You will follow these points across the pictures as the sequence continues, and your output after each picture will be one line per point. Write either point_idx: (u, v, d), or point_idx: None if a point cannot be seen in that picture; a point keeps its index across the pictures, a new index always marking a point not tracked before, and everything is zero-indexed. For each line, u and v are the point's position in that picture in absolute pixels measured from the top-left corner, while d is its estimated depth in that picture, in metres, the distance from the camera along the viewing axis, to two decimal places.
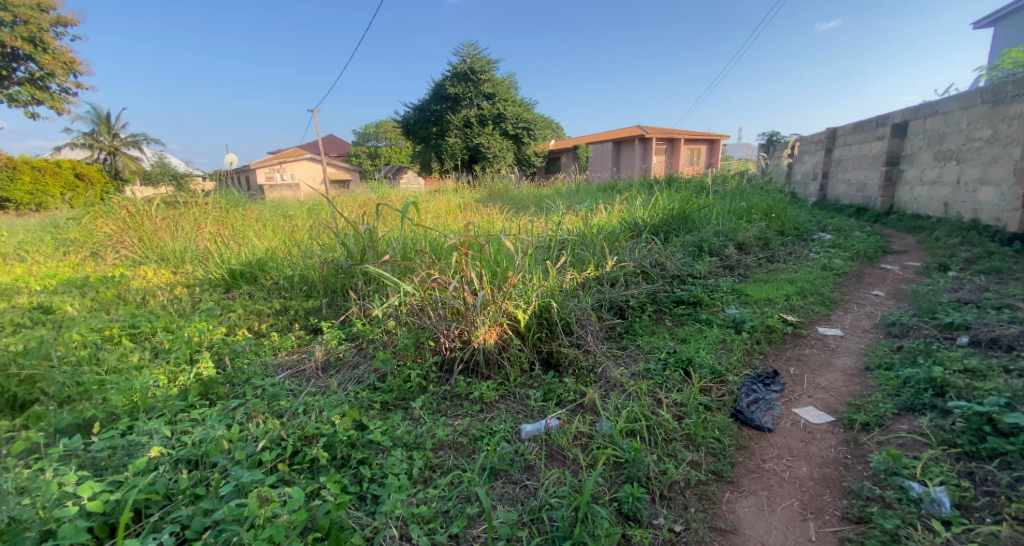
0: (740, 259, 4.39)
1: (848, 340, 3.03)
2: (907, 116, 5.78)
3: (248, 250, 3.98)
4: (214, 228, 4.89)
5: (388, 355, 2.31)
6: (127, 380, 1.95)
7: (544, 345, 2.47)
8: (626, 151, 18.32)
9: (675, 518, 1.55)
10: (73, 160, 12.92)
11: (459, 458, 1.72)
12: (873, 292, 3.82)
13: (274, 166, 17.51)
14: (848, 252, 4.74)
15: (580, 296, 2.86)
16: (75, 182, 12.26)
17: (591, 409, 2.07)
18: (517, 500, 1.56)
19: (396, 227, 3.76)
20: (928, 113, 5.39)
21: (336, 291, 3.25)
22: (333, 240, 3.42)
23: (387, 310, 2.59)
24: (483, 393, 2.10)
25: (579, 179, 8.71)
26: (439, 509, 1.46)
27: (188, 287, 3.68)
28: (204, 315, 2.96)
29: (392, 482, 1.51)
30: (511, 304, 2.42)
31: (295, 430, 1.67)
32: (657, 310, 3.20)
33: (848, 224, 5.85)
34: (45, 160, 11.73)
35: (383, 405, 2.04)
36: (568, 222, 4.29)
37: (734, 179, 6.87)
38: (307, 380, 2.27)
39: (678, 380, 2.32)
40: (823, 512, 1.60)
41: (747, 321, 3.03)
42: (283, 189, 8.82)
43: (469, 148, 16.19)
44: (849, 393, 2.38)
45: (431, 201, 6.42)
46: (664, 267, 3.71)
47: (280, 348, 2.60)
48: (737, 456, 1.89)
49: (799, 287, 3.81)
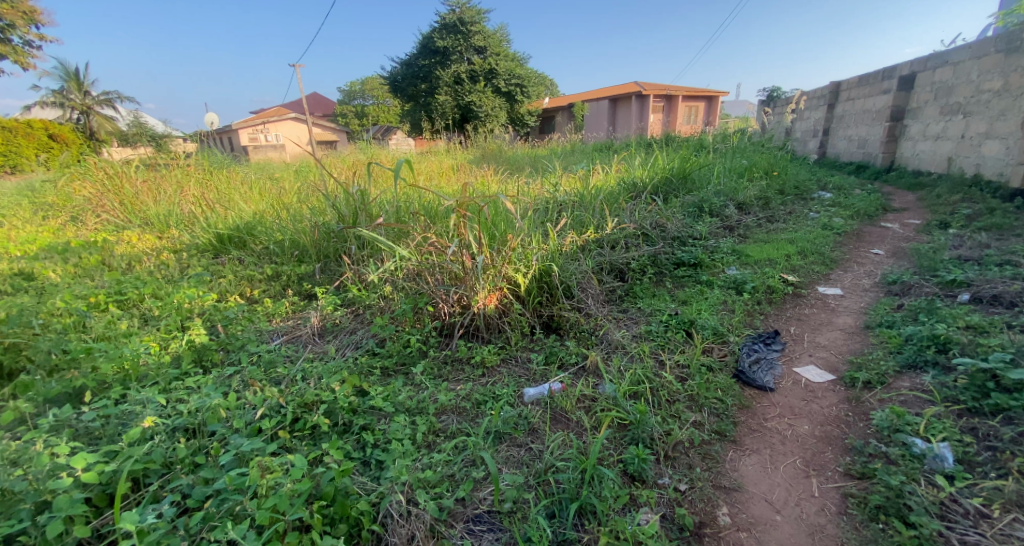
0: (740, 220, 4.33)
1: (847, 299, 3.03)
2: (915, 68, 5.60)
3: (235, 214, 3.85)
4: (199, 191, 4.71)
5: (385, 321, 2.26)
6: (116, 348, 1.89)
7: (545, 308, 2.43)
8: (622, 109, 17.84)
9: (680, 477, 1.55)
10: (46, 120, 12.38)
11: (463, 423, 1.70)
12: (873, 251, 3.81)
13: (257, 126, 16.90)
14: (848, 211, 4.70)
15: (580, 260, 2.80)
16: (48, 143, 11.80)
17: (594, 371, 2.05)
18: (522, 463, 1.55)
19: (388, 190, 3.64)
20: (937, 63, 5.22)
21: (329, 256, 3.16)
22: (324, 202, 3.30)
23: (383, 275, 2.52)
24: (483, 357, 2.08)
25: (575, 139, 8.49)
26: (444, 473, 1.44)
27: (175, 252, 3.57)
28: (193, 281, 2.87)
29: (397, 447, 1.49)
30: (510, 267, 2.35)
31: (294, 398, 1.64)
32: (657, 272, 3.16)
33: (848, 183, 5.77)
34: (16, 121, 11.21)
35: (382, 370, 2.01)
36: (566, 184, 4.17)
37: (734, 137, 6.72)
38: (304, 347, 2.23)
39: (680, 342, 2.31)
40: (826, 469, 1.62)
41: (748, 282, 3.01)
42: (270, 150, 8.53)
43: (460, 106, 15.67)
44: (849, 352, 2.39)
45: (423, 162, 6.24)
46: (664, 228, 3.65)
47: (274, 315, 2.54)
48: (738, 416, 1.90)
49: (799, 247, 3.79)
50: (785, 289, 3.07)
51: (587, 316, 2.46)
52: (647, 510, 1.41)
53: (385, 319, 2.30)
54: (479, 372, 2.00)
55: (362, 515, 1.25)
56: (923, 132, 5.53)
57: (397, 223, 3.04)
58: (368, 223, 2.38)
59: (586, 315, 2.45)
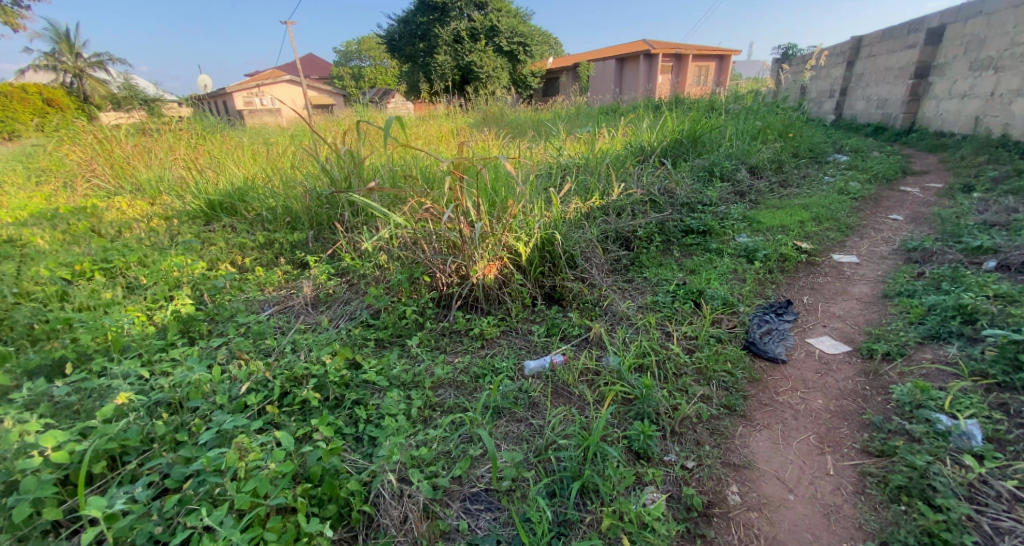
0: (752, 184, 4.14)
1: (864, 267, 2.91)
2: (945, 20, 5.25)
3: (226, 179, 3.70)
4: (189, 156, 4.54)
5: (380, 291, 2.16)
6: (98, 318, 1.80)
7: (547, 278, 2.32)
8: (629, 69, 17.17)
9: (688, 454, 1.48)
10: (37, 84, 12.03)
11: (461, 397, 1.63)
12: (891, 217, 3.65)
13: (252, 89, 16.40)
14: (865, 174, 4.50)
15: (584, 228, 2.66)
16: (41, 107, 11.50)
17: (598, 343, 1.96)
18: (522, 439, 1.48)
19: (384, 154, 3.47)
20: (971, 14, 4.87)
21: (323, 223, 3.03)
22: (316, 167, 3.15)
23: (378, 243, 2.41)
24: (482, 329, 1.99)
25: (580, 100, 8.16)
26: (440, 451, 1.37)
27: (165, 219, 3.46)
28: (183, 249, 2.76)
29: (390, 424, 1.42)
30: (511, 235, 2.23)
31: (283, 372, 1.55)
32: (665, 240, 3.02)
33: (866, 145, 5.52)
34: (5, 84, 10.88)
35: (377, 342, 1.93)
36: (570, 147, 3.98)
37: (747, 97, 6.41)
38: (296, 317, 2.14)
39: (689, 312, 2.20)
40: (842, 445, 1.54)
41: (760, 250, 2.88)
42: (265, 114, 8.26)
43: (461, 67, 15.10)
44: (866, 322, 2.29)
45: (422, 126, 6.00)
46: (673, 194, 3.48)
47: (266, 284, 2.44)
48: (749, 389, 1.81)
49: (814, 212, 3.63)
50: (799, 257, 2.94)
51: (591, 286, 2.35)
52: (653, 489, 1.35)
53: (381, 289, 2.20)
54: (477, 345, 1.92)
55: (352, 496, 1.18)
56: (949, 89, 5.24)
57: (392, 188, 2.89)
58: (360, 189, 2.25)
59: (590, 285, 2.35)
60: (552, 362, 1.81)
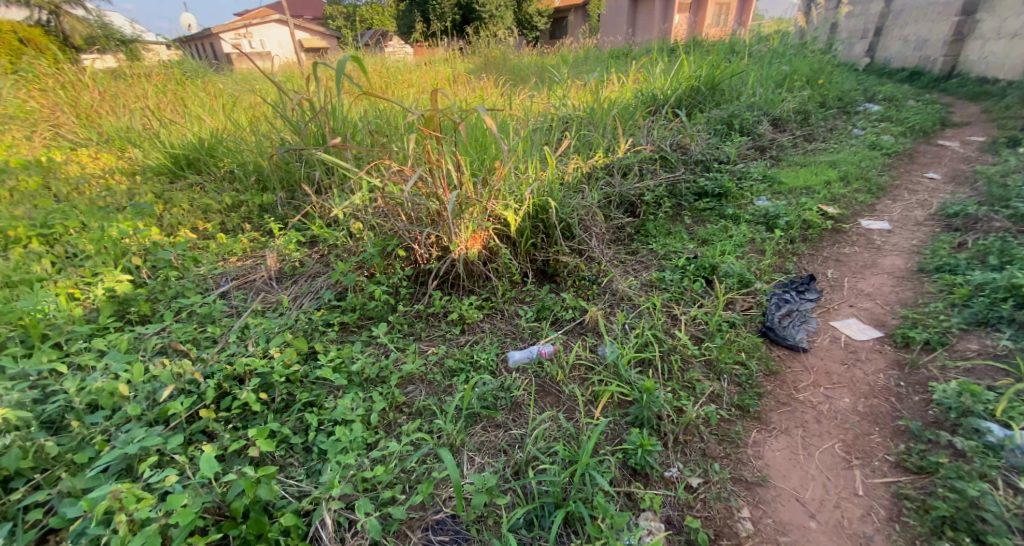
0: (774, 138, 3.74)
1: (897, 235, 2.60)
2: None
3: (192, 131, 3.37)
4: (159, 105, 4.18)
5: (348, 267, 1.91)
6: (19, 299, 1.58)
7: (539, 252, 2.05)
8: (643, 7, 15.91)
9: (692, 470, 1.26)
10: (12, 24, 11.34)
11: (431, 397, 1.41)
12: (928, 175, 3.28)
13: (241, 29, 15.45)
14: (900, 127, 4.06)
15: (584, 192, 2.35)
16: None
17: (593, 330, 1.72)
18: (500, 451, 1.27)
19: (364, 105, 3.10)
20: None
21: (294, 184, 2.73)
22: (285, 119, 2.80)
23: (349, 210, 2.13)
24: (462, 313, 1.75)
25: (588, 43, 7.50)
26: (399, 469, 1.17)
27: (127, 175, 3.17)
28: (138, 213, 2.49)
29: (342, 436, 1.21)
30: (499, 203, 1.94)
31: (221, 368, 1.33)
32: (675, 204, 2.71)
33: (901, 93, 5.00)
34: None
35: (341, 327, 1.70)
36: (574, 96, 3.57)
37: (772, 38, 5.80)
38: (256, 295, 1.92)
39: (699, 292, 1.94)
40: (872, 458, 1.32)
41: (782, 217, 2.57)
42: (250, 58, 7.70)
43: (461, 5, 14.04)
44: (899, 302, 2.02)
45: (414, 72, 5.52)
46: (686, 150, 3.12)
47: (225, 255, 2.19)
48: (765, 385, 1.58)
49: (842, 171, 3.26)
50: (825, 226, 2.62)
51: (589, 260, 2.09)
52: (650, 516, 1.14)
53: (350, 265, 1.95)
54: (455, 332, 1.69)
55: (284, 534, 0.98)
56: (999, 29, 4.67)
57: (368, 145, 2.57)
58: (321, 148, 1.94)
59: (588, 260, 2.08)
60: (539, 353, 1.58)
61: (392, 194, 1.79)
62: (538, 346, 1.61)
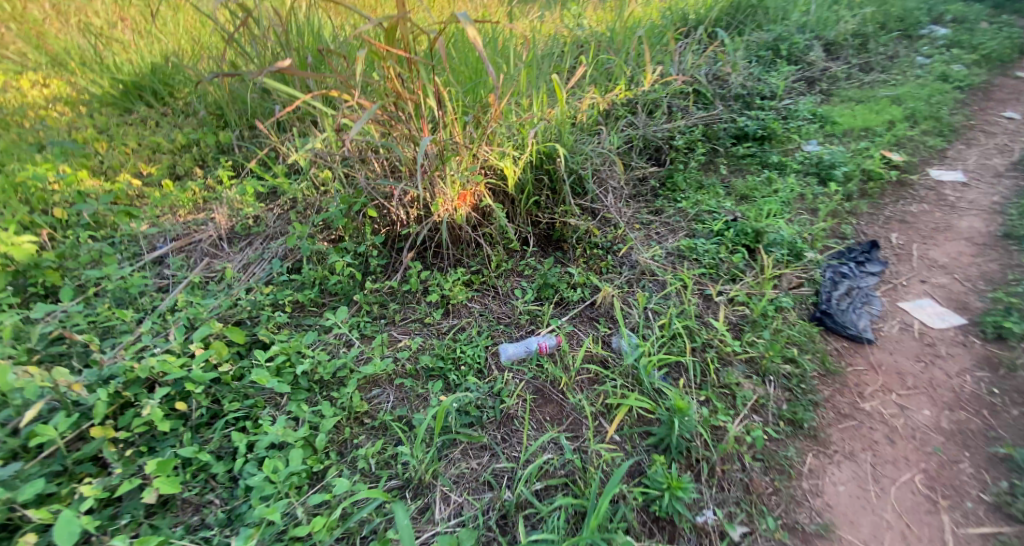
0: (826, 67, 3.17)
1: (975, 189, 2.16)
2: None
3: (141, 52, 2.87)
4: (108, 19, 3.60)
5: (307, 230, 1.57)
6: None
7: (542, 213, 1.68)
8: None
9: (733, 515, 0.97)
10: None
11: (400, 408, 1.12)
12: (1010, 115, 2.76)
13: None
14: (976, 53, 3.43)
15: (601, 135, 1.92)
16: None
17: (606, 317, 1.40)
18: (483, 487, 0.99)
19: (339, 24, 2.59)
20: None
21: (253, 117, 2.28)
22: (239, 36, 2.31)
23: (312, 155, 1.74)
24: (444, 291, 1.43)
25: None
26: (349, 518, 0.89)
27: (66, 104, 2.72)
28: (65, 146, 2.09)
29: (275, 471, 0.93)
30: (494, 150, 1.54)
31: (126, 370, 1.03)
32: (709, 149, 2.27)
33: (975, 11, 4.26)
34: None
35: (296, 309, 1.39)
36: (591, 14, 2.99)
37: None
38: (200, 264, 1.61)
39: (738, 265, 1.58)
40: (965, 498, 1.02)
41: (839, 166, 2.13)
42: None
43: None
44: (984, 277, 1.65)
45: None
46: (723, 82, 2.61)
47: (162, 205, 1.82)
48: (822, 389, 1.26)
49: (909, 107, 2.74)
50: (891, 176, 2.17)
51: (603, 224, 1.72)
52: None
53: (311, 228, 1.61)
54: (434, 316, 1.36)
55: None
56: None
57: (339, 72, 2.10)
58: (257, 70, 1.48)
59: (602, 224, 1.71)
60: (535, 350, 1.27)
61: (347, 136, 1.38)
62: (535, 340, 1.30)
